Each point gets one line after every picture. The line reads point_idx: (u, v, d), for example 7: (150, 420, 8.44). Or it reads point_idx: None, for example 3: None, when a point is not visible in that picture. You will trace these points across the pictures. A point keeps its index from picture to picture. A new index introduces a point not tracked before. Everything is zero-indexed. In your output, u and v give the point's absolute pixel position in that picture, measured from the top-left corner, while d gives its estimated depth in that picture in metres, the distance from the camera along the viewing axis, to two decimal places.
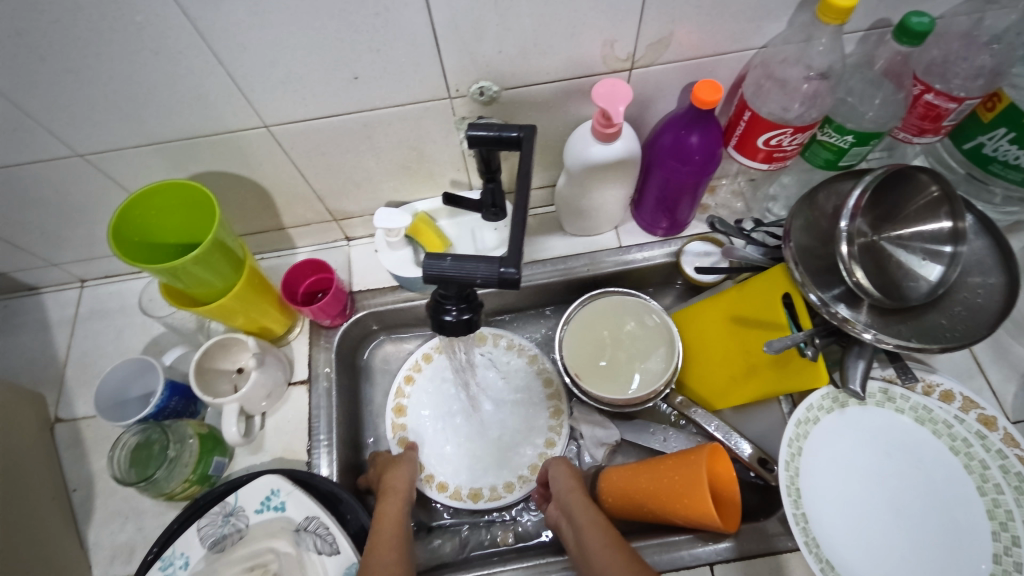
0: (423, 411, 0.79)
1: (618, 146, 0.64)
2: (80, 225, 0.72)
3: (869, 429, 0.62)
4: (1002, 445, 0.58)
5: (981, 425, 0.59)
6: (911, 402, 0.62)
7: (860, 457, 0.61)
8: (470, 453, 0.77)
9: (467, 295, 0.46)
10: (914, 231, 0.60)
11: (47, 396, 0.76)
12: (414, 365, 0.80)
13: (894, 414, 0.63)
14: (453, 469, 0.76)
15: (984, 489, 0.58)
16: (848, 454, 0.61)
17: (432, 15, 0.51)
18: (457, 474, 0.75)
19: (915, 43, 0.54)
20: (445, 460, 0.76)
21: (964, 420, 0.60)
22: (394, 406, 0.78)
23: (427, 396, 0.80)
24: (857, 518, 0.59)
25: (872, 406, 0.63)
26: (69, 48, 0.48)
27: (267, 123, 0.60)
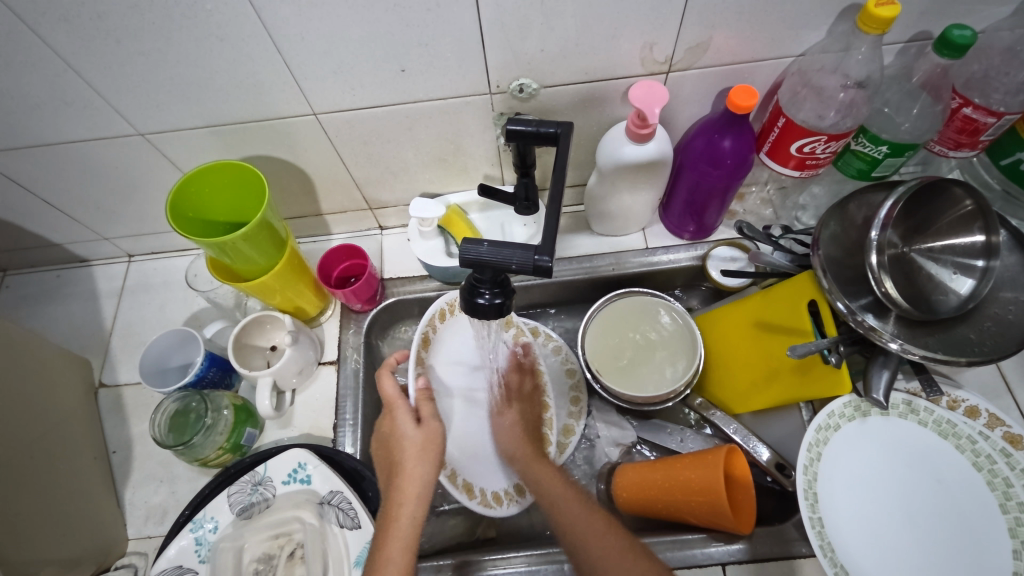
0: (444, 382, 0.72)
1: (651, 147, 0.65)
2: (134, 201, 0.76)
3: (889, 440, 0.62)
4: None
5: (1006, 443, 0.59)
6: (935, 416, 0.62)
7: (877, 466, 0.61)
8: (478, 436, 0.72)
9: (501, 280, 0.48)
10: (947, 244, 0.60)
11: (93, 361, 0.80)
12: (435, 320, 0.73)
13: (916, 427, 0.62)
14: (460, 450, 0.71)
15: (1007, 506, 0.57)
16: (866, 462, 0.61)
17: (480, 12, 0.53)
18: (462, 456, 0.71)
19: (956, 55, 0.54)
20: (456, 437, 0.72)
21: (988, 436, 0.60)
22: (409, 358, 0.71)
23: (450, 364, 0.73)
24: (873, 527, 0.59)
25: (894, 417, 0.63)
26: (142, 32, 0.52)
27: (316, 111, 0.63)
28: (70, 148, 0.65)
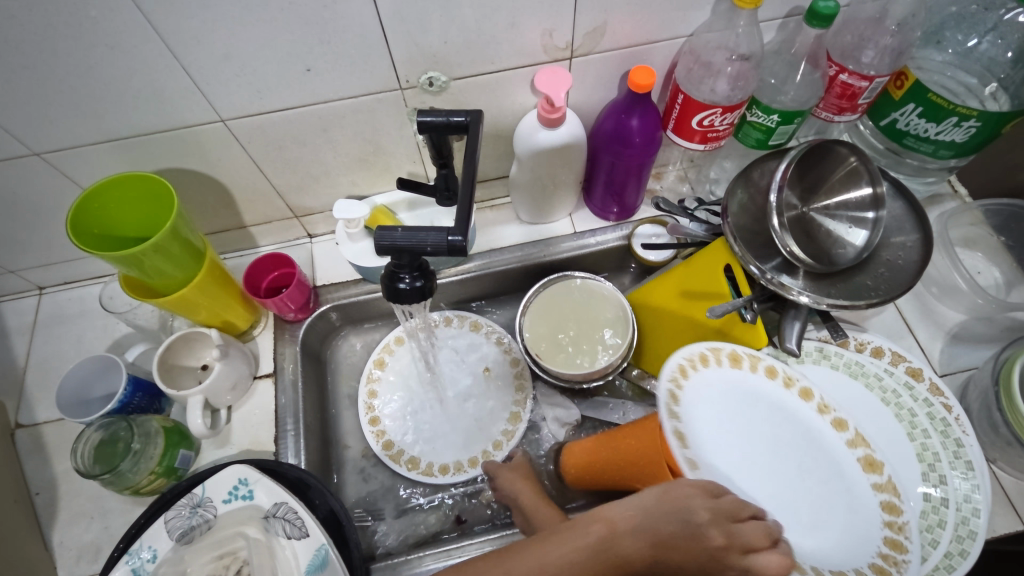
0: (398, 395, 0.82)
1: (563, 131, 0.68)
2: (38, 227, 0.72)
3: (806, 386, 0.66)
4: (928, 393, 0.64)
5: (908, 376, 0.65)
6: (845, 359, 0.67)
7: None
8: (441, 432, 0.80)
9: (420, 264, 0.49)
10: (840, 200, 0.65)
11: (6, 402, 0.75)
12: (386, 348, 0.84)
13: (829, 370, 0.66)
14: (426, 445, 0.79)
15: (915, 434, 0.62)
16: None
17: (377, 7, 0.54)
18: (433, 448, 0.79)
19: (824, 25, 0.59)
20: (422, 436, 0.79)
21: (893, 373, 0.65)
22: (377, 358, 0.83)
23: (402, 380, 0.83)
24: None
25: (809, 364, 0.67)
26: (23, 44, 0.50)
27: (223, 117, 0.62)
28: None
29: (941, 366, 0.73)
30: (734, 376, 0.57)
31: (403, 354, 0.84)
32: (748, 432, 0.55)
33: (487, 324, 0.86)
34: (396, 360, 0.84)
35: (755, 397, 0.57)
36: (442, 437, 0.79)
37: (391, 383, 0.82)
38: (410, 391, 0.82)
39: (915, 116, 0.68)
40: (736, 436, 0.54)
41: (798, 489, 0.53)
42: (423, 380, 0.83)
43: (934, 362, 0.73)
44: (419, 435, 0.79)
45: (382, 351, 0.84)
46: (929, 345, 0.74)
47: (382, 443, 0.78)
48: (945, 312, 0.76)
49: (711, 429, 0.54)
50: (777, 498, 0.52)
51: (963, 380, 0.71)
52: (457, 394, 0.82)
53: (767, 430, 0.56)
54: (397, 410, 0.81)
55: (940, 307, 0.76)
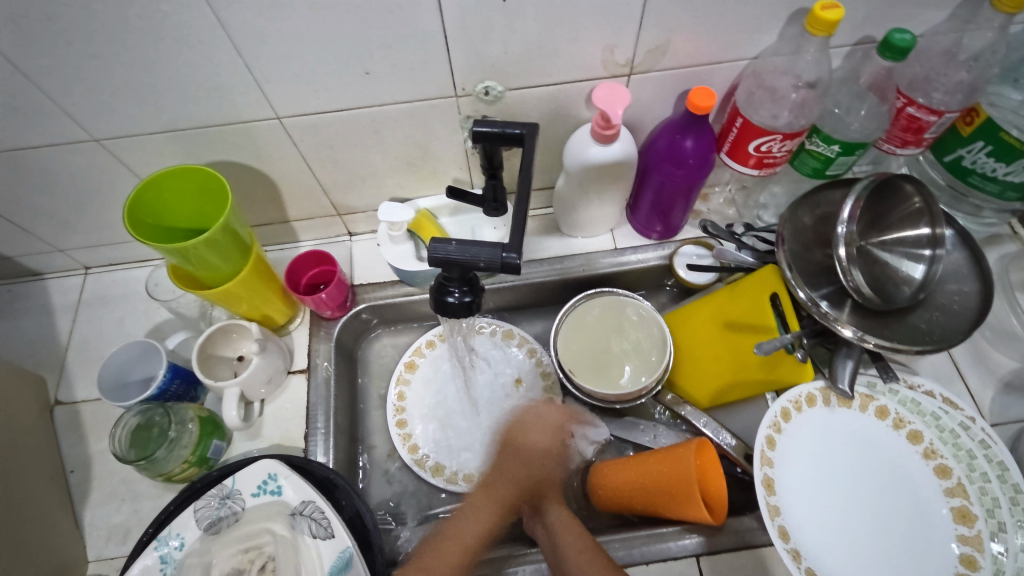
0: (426, 400, 0.81)
1: (615, 148, 0.67)
2: (90, 209, 0.73)
3: (861, 426, 0.65)
4: (986, 435, 0.61)
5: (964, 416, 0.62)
6: (900, 396, 0.65)
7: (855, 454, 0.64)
8: (467, 440, 0.79)
9: (470, 278, 0.48)
10: (897, 237, 0.62)
11: (47, 379, 0.77)
12: (417, 351, 0.83)
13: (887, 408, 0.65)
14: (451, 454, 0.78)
15: (973, 477, 0.60)
16: (841, 451, 0.64)
17: (443, 15, 0.53)
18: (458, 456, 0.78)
19: (898, 58, 0.57)
20: (448, 443, 0.79)
21: (948, 412, 0.63)
22: (406, 361, 0.83)
23: (431, 385, 0.82)
24: (852, 511, 0.61)
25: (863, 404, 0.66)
26: (96, 34, 0.50)
27: (280, 115, 0.62)
28: (20, 156, 0.63)
29: (991, 416, 0.70)
30: (850, 421, 0.65)
31: (434, 359, 0.84)
32: (839, 475, 0.63)
33: (521, 333, 0.85)
34: (428, 365, 0.83)
35: (853, 443, 0.65)
36: (467, 446, 0.79)
37: (420, 387, 0.82)
38: (439, 397, 0.82)
39: (984, 154, 0.65)
40: (835, 478, 0.63)
41: (888, 529, 0.60)
42: (453, 386, 0.83)
43: (983, 411, 0.71)
44: (445, 442, 0.79)
45: (413, 354, 0.83)
46: (980, 393, 0.71)
47: (409, 447, 0.78)
48: (999, 358, 0.73)
49: (803, 470, 0.63)
50: (864, 532, 0.60)
51: (1015, 432, 0.69)
52: (486, 404, 0.82)
53: (865, 475, 0.63)
54: (425, 415, 0.80)
55: (994, 354, 0.73)
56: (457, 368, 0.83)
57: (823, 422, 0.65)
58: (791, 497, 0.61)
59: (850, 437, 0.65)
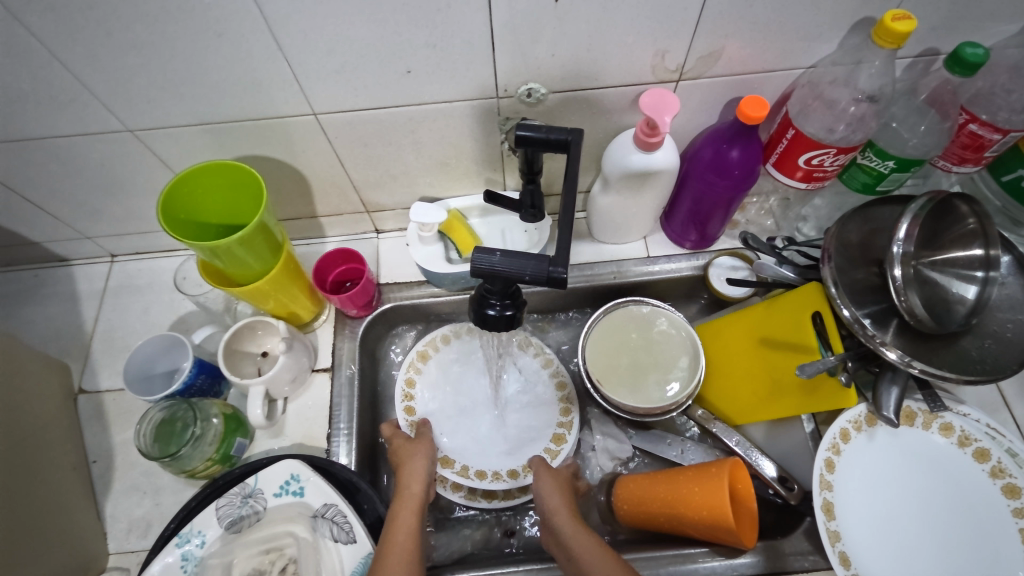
0: (439, 396, 0.78)
1: (659, 156, 0.64)
2: (119, 198, 0.72)
3: (925, 446, 0.62)
4: None
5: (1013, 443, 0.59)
6: (950, 419, 0.62)
7: (920, 477, 0.61)
8: (480, 438, 0.76)
9: (512, 291, 0.47)
10: (948, 257, 0.60)
11: (72, 367, 0.76)
12: (430, 343, 0.80)
13: (948, 426, 0.62)
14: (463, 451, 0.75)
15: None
16: (905, 473, 0.62)
17: (491, 14, 0.51)
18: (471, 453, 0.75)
19: (968, 73, 0.54)
20: (460, 439, 0.76)
21: (995, 437, 0.60)
22: (419, 350, 0.80)
23: (443, 380, 0.79)
24: (919, 535, 0.59)
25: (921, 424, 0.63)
26: (136, 25, 0.49)
27: (316, 111, 0.60)
28: (52, 144, 0.62)
29: None
30: (912, 438, 0.63)
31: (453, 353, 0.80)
32: (899, 496, 0.61)
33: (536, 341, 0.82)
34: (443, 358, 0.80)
35: (912, 461, 0.62)
36: (480, 445, 0.76)
37: (432, 379, 0.79)
38: (454, 395, 0.79)
39: None
40: (893, 499, 0.61)
41: (952, 552, 0.58)
42: (469, 384, 0.80)
43: None
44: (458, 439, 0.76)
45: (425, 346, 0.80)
46: None
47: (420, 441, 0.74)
48: None
49: (861, 491, 0.61)
50: (927, 556, 0.58)
51: None
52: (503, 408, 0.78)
53: (927, 495, 0.61)
54: (437, 409, 0.77)
55: None
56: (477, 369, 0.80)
57: (884, 439, 0.63)
58: (852, 522, 0.59)
59: (910, 456, 0.62)
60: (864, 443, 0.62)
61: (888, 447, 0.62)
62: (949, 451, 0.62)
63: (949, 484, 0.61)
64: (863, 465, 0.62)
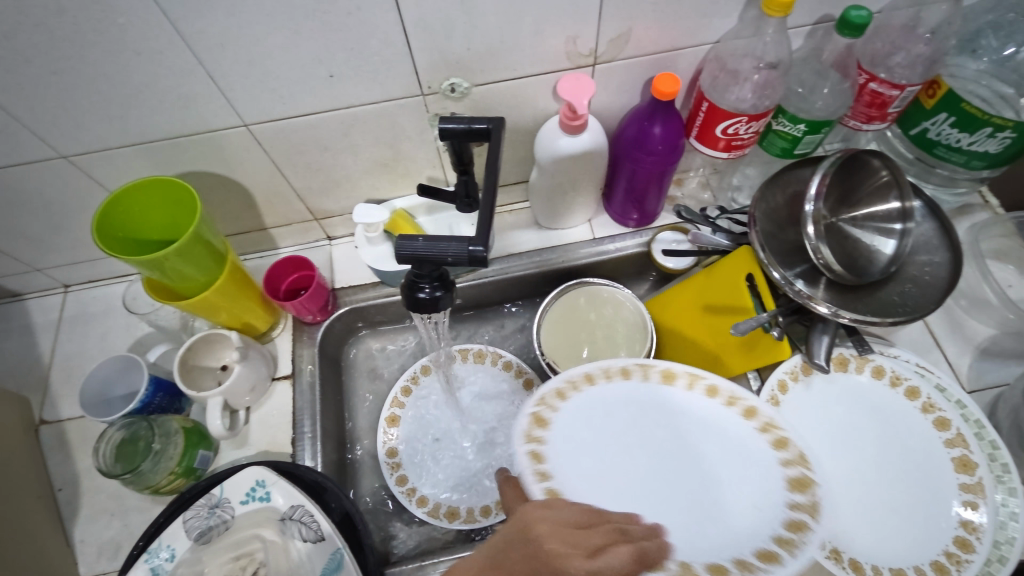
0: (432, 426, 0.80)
1: (584, 138, 0.67)
2: (64, 227, 0.73)
3: (858, 391, 0.66)
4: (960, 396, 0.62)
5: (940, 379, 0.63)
6: (880, 363, 0.66)
7: (856, 421, 0.65)
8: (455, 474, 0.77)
9: (440, 274, 0.49)
10: (867, 212, 0.63)
11: (31, 399, 0.76)
12: (412, 377, 0.82)
13: (880, 371, 0.66)
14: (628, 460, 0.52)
15: (953, 441, 0.61)
16: (842, 419, 0.65)
17: (402, 14, 0.54)
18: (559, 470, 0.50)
19: (856, 35, 0.58)
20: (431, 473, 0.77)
21: (924, 374, 0.64)
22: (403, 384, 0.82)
23: (425, 409, 0.81)
24: (860, 477, 0.62)
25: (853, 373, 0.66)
26: (55, 50, 0.50)
27: (247, 122, 0.62)
28: None
29: (969, 383, 0.71)
30: (846, 384, 0.66)
31: (571, 418, 0.53)
32: (838, 440, 0.64)
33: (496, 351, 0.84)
34: (580, 401, 0.55)
35: (846, 407, 0.65)
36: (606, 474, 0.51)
37: (413, 410, 0.80)
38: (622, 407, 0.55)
39: (947, 126, 0.66)
40: (833, 445, 0.64)
41: (892, 489, 0.61)
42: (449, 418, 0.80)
43: (962, 379, 0.72)
44: (683, 517, 0.48)
45: (540, 405, 0.54)
46: (957, 361, 0.72)
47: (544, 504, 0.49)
48: (974, 327, 0.74)
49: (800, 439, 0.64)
50: (868, 496, 0.61)
51: (992, 398, 0.70)
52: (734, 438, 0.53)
53: (864, 437, 0.64)
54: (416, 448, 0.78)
55: (969, 322, 0.74)
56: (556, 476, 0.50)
57: (818, 387, 0.66)
58: None
59: (848, 403, 0.65)
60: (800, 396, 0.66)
61: (824, 396, 0.66)
62: (882, 394, 0.65)
63: (886, 426, 0.64)
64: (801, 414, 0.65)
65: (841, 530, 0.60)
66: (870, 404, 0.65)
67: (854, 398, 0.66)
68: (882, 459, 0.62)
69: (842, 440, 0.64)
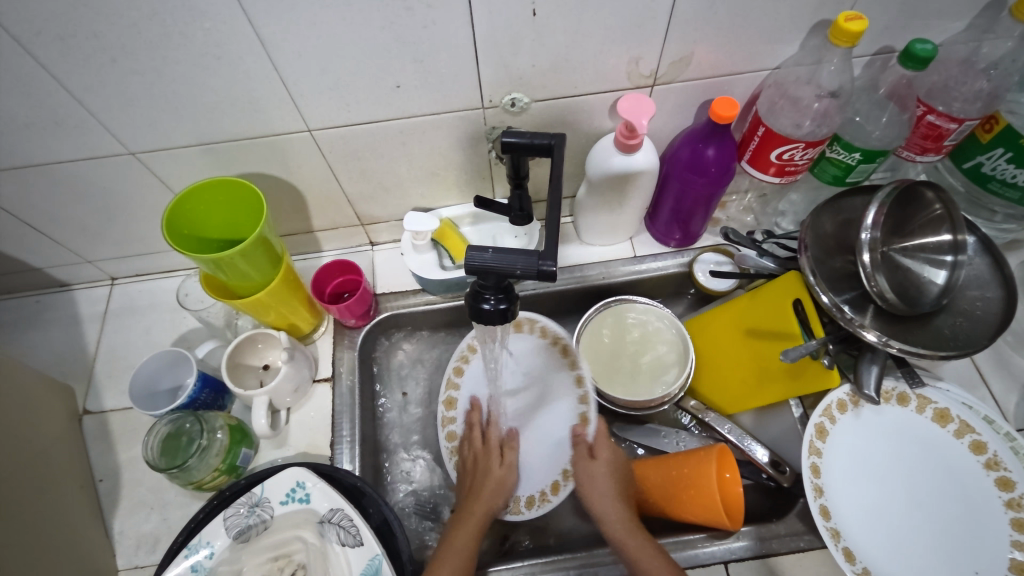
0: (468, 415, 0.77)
1: (638, 157, 0.68)
2: (121, 221, 0.75)
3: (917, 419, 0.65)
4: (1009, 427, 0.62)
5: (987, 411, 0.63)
6: (936, 389, 0.65)
7: (918, 449, 0.64)
8: None
9: (505, 286, 0.49)
10: (918, 243, 0.62)
11: (76, 389, 0.78)
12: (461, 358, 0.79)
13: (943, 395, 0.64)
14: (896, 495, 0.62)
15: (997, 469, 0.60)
16: (904, 448, 0.64)
17: (474, 28, 0.55)
18: (843, 511, 0.62)
19: (920, 67, 0.58)
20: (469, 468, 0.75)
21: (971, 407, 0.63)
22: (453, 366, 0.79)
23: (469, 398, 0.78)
24: (933, 503, 0.61)
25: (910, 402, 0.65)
26: (139, 51, 0.52)
27: (310, 127, 0.63)
28: (56, 169, 0.64)
29: (1016, 420, 0.70)
30: (901, 416, 0.65)
31: (840, 438, 0.65)
32: (901, 472, 0.63)
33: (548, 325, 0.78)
34: (838, 430, 0.65)
35: (903, 437, 0.64)
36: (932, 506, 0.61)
37: (458, 397, 0.78)
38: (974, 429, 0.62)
39: (1003, 161, 0.66)
40: (896, 476, 0.63)
41: (969, 512, 0.60)
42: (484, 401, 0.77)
43: (1008, 416, 0.71)
44: (955, 541, 0.59)
45: (824, 415, 0.65)
46: (1003, 398, 0.72)
47: (827, 530, 0.61)
48: (1021, 364, 0.73)
49: (859, 474, 0.64)
50: (944, 522, 0.60)
51: None
52: (879, 486, 0.63)
53: (928, 464, 0.63)
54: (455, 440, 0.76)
55: (1016, 359, 0.74)
56: (928, 504, 0.61)
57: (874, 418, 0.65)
58: (858, 504, 0.62)
59: (905, 434, 0.65)
60: (855, 428, 0.65)
61: (881, 427, 0.65)
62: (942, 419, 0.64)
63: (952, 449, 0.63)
64: (857, 445, 0.65)
65: (925, 558, 0.59)
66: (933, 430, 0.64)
67: (917, 425, 0.65)
68: (955, 483, 0.61)
69: (904, 470, 0.63)
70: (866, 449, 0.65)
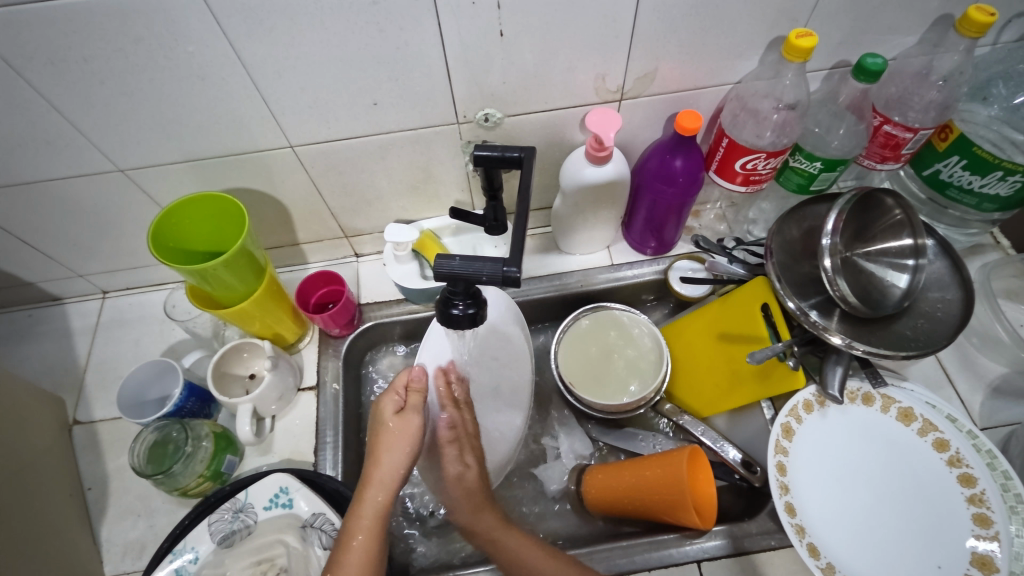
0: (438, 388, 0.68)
1: (609, 168, 0.70)
2: (112, 236, 0.77)
3: (879, 421, 0.67)
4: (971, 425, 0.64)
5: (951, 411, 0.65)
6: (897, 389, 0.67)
7: (882, 449, 0.66)
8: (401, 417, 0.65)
9: (473, 292, 0.52)
10: (881, 248, 0.65)
11: (66, 399, 0.79)
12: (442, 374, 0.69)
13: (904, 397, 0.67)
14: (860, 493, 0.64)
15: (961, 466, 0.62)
16: (868, 448, 0.66)
17: (445, 48, 0.58)
18: (808, 508, 0.63)
19: (872, 80, 0.61)
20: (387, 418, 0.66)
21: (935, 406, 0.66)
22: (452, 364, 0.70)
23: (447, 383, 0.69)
24: (897, 502, 0.63)
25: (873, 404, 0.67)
26: (126, 73, 0.55)
27: (292, 143, 0.66)
28: (47, 187, 0.67)
29: (981, 419, 0.72)
30: (866, 417, 0.67)
31: (805, 439, 0.67)
32: (866, 472, 0.65)
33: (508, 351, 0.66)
34: (804, 430, 0.67)
35: (867, 438, 0.66)
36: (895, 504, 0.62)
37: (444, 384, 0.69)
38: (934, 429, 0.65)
39: (960, 168, 0.69)
40: (861, 475, 0.65)
41: (932, 510, 0.61)
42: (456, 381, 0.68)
43: (974, 415, 0.73)
44: (919, 538, 0.60)
45: (790, 415, 0.67)
46: (970, 397, 0.74)
47: (793, 527, 0.62)
48: (987, 364, 0.75)
49: (824, 472, 0.65)
50: (907, 520, 0.62)
51: (1005, 435, 0.71)
52: (844, 485, 0.64)
53: (892, 464, 0.65)
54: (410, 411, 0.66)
55: (981, 359, 0.76)
56: (892, 502, 0.63)
57: (839, 419, 0.67)
58: (823, 502, 0.64)
59: (870, 435, 0.66)
60: (819, 429, 0.67)
61: (845, 428, 0.67)
62: (906, 420, 0.66)
63: (916, 450, 0.65)
64: (822, 446, 0.67)
65: (888, 554, 0.60)
66: (896, 432, 0.66)
67: (881, 427, 0.66)
68: (917, 482, 0.63)
69: (868, 470, 0.65)
70: (832, 449, 0.66)
